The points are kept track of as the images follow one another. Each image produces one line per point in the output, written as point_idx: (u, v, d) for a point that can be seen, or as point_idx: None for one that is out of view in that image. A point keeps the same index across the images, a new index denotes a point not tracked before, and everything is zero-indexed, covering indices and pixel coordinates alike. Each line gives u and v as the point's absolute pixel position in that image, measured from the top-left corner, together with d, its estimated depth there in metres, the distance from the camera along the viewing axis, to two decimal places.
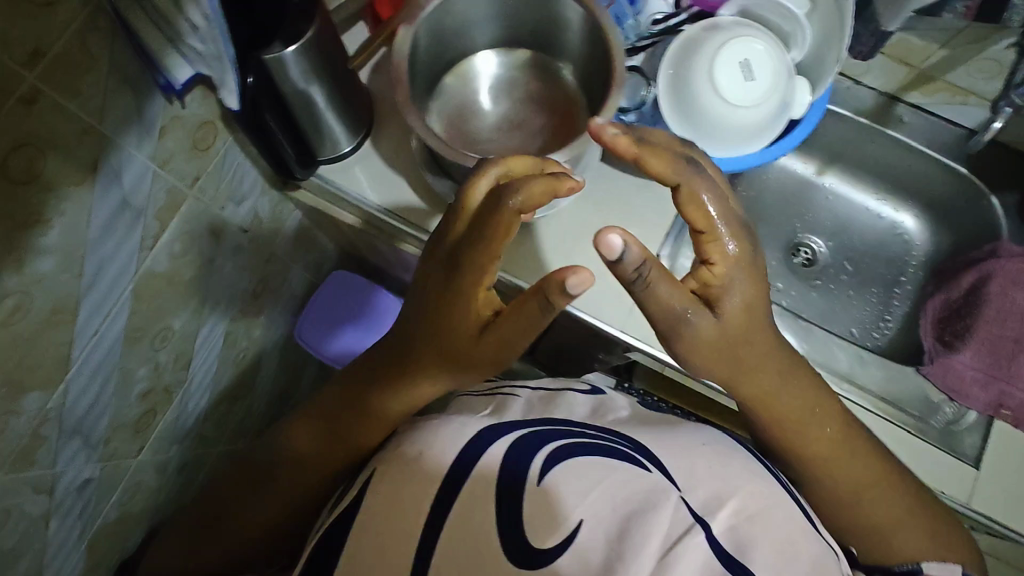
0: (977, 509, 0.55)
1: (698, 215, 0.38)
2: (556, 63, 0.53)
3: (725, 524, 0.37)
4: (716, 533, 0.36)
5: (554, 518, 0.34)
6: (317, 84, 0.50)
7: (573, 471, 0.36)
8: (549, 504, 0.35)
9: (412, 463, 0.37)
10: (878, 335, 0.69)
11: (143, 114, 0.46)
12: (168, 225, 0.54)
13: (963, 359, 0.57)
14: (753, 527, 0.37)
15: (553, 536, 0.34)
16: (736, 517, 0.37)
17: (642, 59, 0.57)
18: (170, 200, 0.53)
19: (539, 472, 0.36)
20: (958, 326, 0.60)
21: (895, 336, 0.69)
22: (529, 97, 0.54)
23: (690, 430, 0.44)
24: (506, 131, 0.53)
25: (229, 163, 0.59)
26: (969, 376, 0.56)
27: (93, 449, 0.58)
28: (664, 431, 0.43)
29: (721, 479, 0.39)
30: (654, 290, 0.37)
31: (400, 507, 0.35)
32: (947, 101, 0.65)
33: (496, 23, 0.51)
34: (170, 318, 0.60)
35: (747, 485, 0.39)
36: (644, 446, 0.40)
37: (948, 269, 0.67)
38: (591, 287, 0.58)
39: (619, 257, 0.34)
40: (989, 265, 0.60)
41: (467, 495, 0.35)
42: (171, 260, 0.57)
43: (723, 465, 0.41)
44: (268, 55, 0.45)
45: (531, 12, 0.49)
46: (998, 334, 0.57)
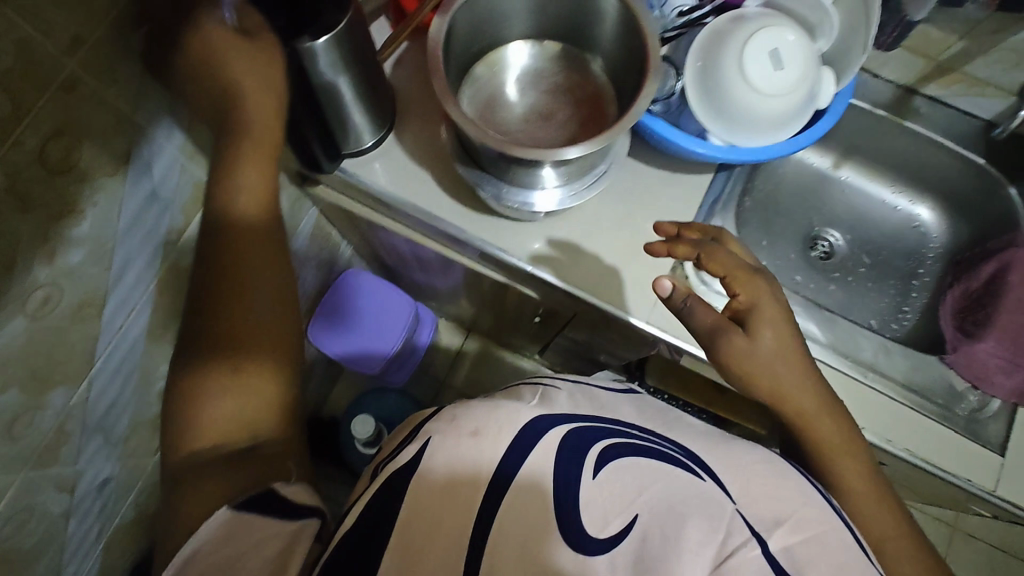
0: (1003, 496, 0.55)
1: (726, 261, 0.48)
2: (585, 55, 0.53)
3: (780, 542, 0.34)
4: (773, 551, 0.33)
5: (605, 513, 0.32)
6: (345, 75, 0.50)
7: (625, 471, 0.33)
8: (601, 497, 0.32)
9: (461, 460, 0.31)
10: (898, 326, 0.69)
11: (174, 107, 0.47)
12: (192, 220, 0.55)
13: (986, 347, 0.59)
14: (810, 548, 0.34)
15: (606, 527, 0.31)
16: (790, 535, 0.35)
17: (668, 51, 0.56)
18: (195, 194, 0.54)
19: (595, 465, 0.33)
20: (980, 315, 0.63)
21: (915, 327, 0.68)
22: (556, 88, 0.54)
23: (743, 445, 0.40)
24: (534, 123, 0.53)
25: None
26: (993, 364, 0.58)
27: (114, 447, 0.59)
28: (714, 440, 0.40)
29: (770, 488, 0.37)
30: (697, 321, 0.47)
31: (451, 494, 0.30)
32: (965, 93, 0.65)
33: (524, 16, 0.51)
34: None
35: (803, 506, 0.37)
36: (698, 456, 0.37)
37: (969, 260, 0.67)
38: (614, 278, 0.58)
39: (668, 294, 0.46)
40: (1007, 255, 0.62)
41: (517, 497, 0.31)
42: (193, 256, 0.58)
43: (776, 478, 0.38)
44: (300, 45, 0.46)
45: (559, 4, 0.50)
46: (1019, 323, 0.60)
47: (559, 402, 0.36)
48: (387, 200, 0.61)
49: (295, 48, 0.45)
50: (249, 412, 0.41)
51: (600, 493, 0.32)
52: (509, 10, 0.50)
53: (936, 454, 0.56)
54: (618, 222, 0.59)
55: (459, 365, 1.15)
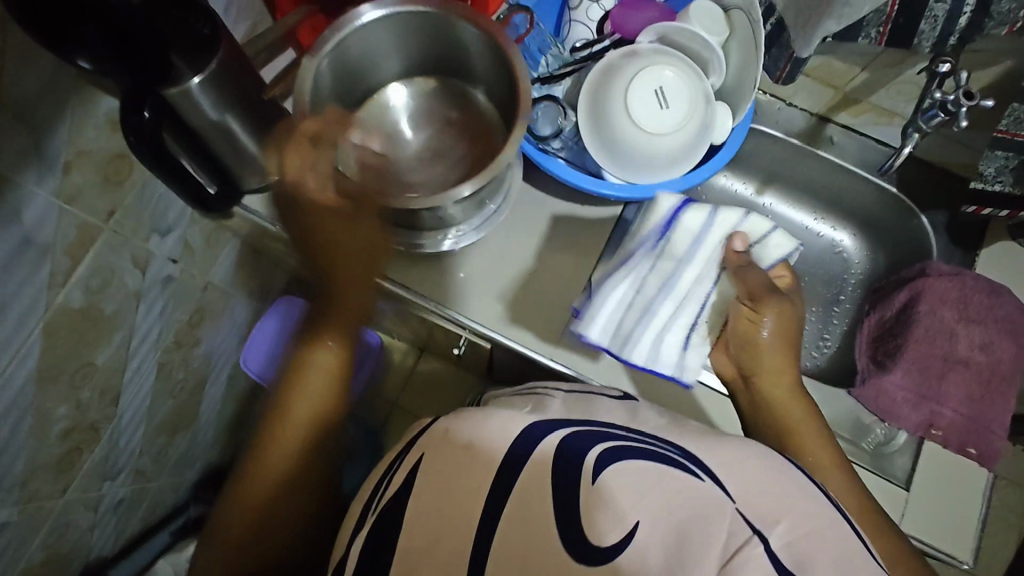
0: (910, 530, 0.55)
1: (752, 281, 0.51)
2: (468, 88, 0.54)
3: (782, 539, 0.33)
4: (775, 548, 0.32)
5: (608, 518, 0.29)
6: (231, 114, 0.50)
7: (631, 473, 0.32)
8: (605, 501, 0.30)
9: (464, 449, 0.32)
10: (816, 355, 0.70)
11: (43, 150, 0.45)
12: (81, 260, 0.53)
13: (894, 380, 0.58)
14: (810, 544, 0.33)
15: (613, 532, 0.29)
16: (789, 532, 0.33)
17: (566, 85, 0.56)
18: (81, 235, 0.52)
19: (595, 467, 0.31)
20: (890, 345, 0.61)
21: (833, 356, 0.68)
22: (448, 125, 0.54)
23: (734, 441, 0.39)
24: (426, 163, 0.53)
25: (149, 194, 0.59)
26: (900, 397, 0.57)
27: (8, 494, 0.57)
28: (705, 439, 0.39)
29: (761, 486, 0.36)
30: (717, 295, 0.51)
31: (452, 493, 0.31)
32: (874, 123, 0.66)
33: (409, 54, 0.51)
34: (91, 355, 0.60)
35: (798, 505, 0.35)
36: (693, 453, 0.36)
37: (884, 288, 0.67)
38: (514, 314, 0.56)
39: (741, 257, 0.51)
40: (919, 283, 0.61)
41: (521, 492, 0.30)
42: (88, 295, 0.56)
43: (776, 476, 0.37)
44: (171, 89, 0.44)
45: (436, 45, 0.50)
46: (927, 353, 0.59)
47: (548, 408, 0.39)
48: None
49: (163, 94, 0.43)
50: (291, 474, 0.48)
51: (603, 492, 0.30)
52: (393, 52, 0.51)
53: None
54: (527, 256, 0.57)
55: (407, 389, 1.14)
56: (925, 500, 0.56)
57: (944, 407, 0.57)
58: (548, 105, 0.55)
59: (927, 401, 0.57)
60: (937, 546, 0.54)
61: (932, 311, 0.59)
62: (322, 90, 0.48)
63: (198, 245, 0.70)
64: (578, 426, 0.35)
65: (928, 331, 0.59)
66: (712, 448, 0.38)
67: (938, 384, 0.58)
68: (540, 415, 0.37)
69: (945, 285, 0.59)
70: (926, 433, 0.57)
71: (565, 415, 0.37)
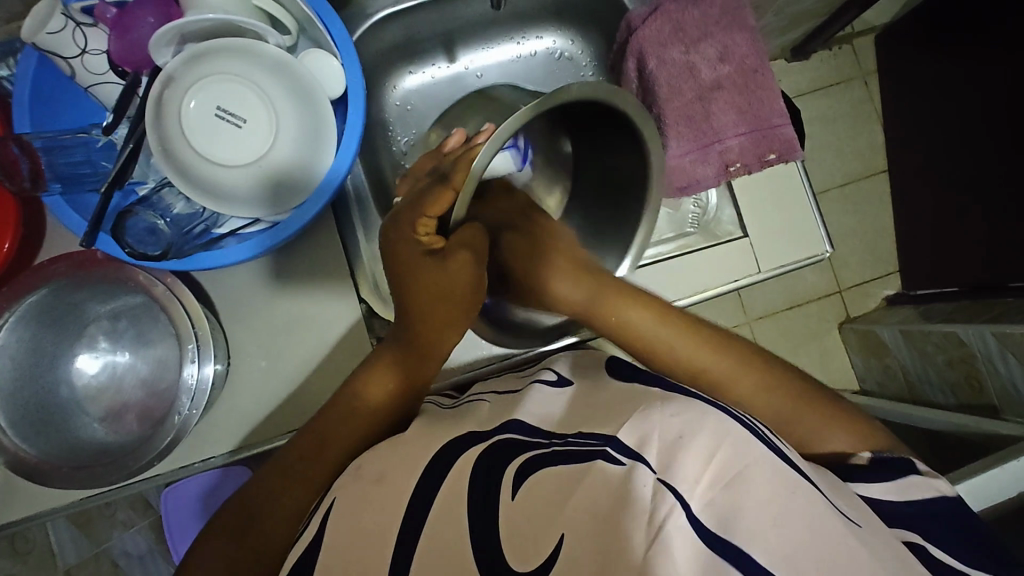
0: (769, 266, 0.79)
1: (467, 237, 0.57)
2: (304, 82, 0.58)
3: (707, 500, 0.35)
4: (699, 511, 0.35)
5: (533, 547, 0.36)
6: (163, 160, 0.56)
7: (546, 481, 0.39)
8: (519, 525, 0.38)
9: (487, 446, 0.45)
10: (694, 213, 0.83)
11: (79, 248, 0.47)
12: (200, 317, 0.63)
13: (707, 175, 0.77)
14: (734, 496, 0.36)
15: (536, 557, 0.36)
16: (714, 491, 0.36)
17: (340, 86, 0.61)
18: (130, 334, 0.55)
19: (512, 489, 0.40)
20: (739, 164, 0.76)
21: (728, 213, 0.81)
22: (278, 114, 0.58)
23: (661, 403, 0.43)
24: (251, 144, 0.58)
25: (99, 282, 0.64)
26: (696, 168, 0.76)
27: None
28: (653, 403, 0.44)
29: (680, 442, 0.38)
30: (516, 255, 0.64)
31: (516, 526, 0.38)
32: (733, 37, 0.76)
33: (245, 81, 0.58)
34: (153, 440, 0.62)
35: (721, 451, 0.38)
36: (613, 435, 0.41)
37: (765, 165, 0.78)
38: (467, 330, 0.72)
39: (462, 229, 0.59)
40: (786, 149, 0.76)
41: (446, 504, 0.41)
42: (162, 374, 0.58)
43: (708, 429, 0.40)
44: (186, 152, 0.57)
45: (288, 79, 0.58)
46: (751, 151, 0.76)
47: (615, 393, 0.49)
48: (312, 283, 0.68)
49: (187, 163, 0.57)
50: (342, 441, 0.56)
51: (519, 510, 0.38)
52: (231, 71, 0.57)
53: (704, 276, 0.78)
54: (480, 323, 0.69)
55: None
56: (778, 242, 0.80)
57: (737, 161, 0.76)
58: (333, 95, 0.61)
59: (729, 158, 0.76)
60: (808, 255, 0.80)
61: (780, 157, 0.76)
62: (234, 133, 0.58)
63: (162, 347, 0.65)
64: (518, 434, 0.45)
65: (753, 139, 0.75)
66: (633, 423, 0.41)
67: (756, 148, 0.76)
68: (509, 416, 0.48)
69: (787, 134, 0.75)
70: (727, 173, 0.76)
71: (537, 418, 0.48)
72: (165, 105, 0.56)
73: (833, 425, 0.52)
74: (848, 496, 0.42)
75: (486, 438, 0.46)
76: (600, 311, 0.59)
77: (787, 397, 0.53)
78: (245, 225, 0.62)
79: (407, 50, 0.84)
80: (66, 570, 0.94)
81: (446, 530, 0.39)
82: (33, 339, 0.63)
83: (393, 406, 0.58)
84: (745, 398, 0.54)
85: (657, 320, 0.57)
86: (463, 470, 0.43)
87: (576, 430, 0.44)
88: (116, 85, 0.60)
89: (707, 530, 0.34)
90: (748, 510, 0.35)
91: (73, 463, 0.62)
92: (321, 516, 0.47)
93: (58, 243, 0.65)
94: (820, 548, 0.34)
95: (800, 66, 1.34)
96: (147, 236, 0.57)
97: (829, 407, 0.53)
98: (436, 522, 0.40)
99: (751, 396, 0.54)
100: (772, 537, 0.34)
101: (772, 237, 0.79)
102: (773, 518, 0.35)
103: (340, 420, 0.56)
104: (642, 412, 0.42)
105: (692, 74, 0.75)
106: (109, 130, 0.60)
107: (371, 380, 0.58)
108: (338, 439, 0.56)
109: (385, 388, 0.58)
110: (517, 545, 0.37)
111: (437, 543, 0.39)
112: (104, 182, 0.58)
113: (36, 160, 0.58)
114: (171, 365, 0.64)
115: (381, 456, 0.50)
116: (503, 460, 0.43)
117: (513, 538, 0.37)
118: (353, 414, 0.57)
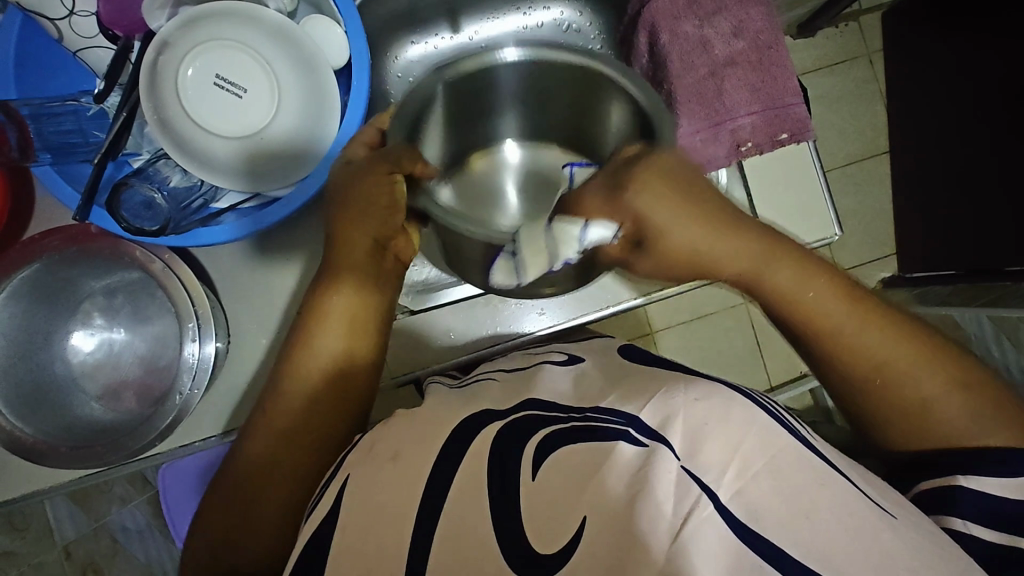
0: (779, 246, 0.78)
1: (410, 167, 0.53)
2: (306, 49, 0.56)
3: (732, 489, 0.36)
4: (726, 502, 0.35)
5: (555, 532, 0.36)
6: (159, 131, 0.54)
7: (568, 462, 0.38)
8: (542, 506, 0.37)
9: (503, 422, 0.44)
10: None
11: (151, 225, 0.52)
12: (200, 294, 0.61)
13: (720, 155, 0.74)
14: (759, 487, 0.36)
15: (557, 541, 0.35)
16: (739, 480, 0.36)
17: (345, 55, 0.58)
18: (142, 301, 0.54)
19: (533, 468, 0.39)
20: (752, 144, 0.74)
21: (738, 193, 0.79)
22: (279, 83, 0.56)
23: (688, 385, 0.43)
24: (250, 116, 0.56)
25: (91, 256, 0.62)
26: (706, 147, 0.73)
27: None
28: (675, 385, 0.43)
29: (705, 430, 0.38)
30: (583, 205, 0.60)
31: (539, 509, 0.37)
32: (747, 11, 0.73)
33: (244, 48, 0.55)
34: (153, 419, 0.60)
35: (749, 439, 0.38)
36: (638, 416, 0.40)
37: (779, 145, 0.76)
38: (475, 305, 0.70)
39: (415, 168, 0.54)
40: (800, 128, 0.75)
41: (460, 488, 0.40)
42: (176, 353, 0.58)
43: (737, 416, 0.40)
44: (183, 122, 0.54)
45: (289, 46, 0.56)
46: (765, 130, 0.74)
47: (627, 377, 0.48)
48: (313, 261, 0.66)
49: (184, 133, 0.54)
50: (298, 408, 0.51)
51: (540, 492, 0.38)
52: (229, 36, 0.55)
53: None
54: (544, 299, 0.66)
55: None
56: (788, 222, 0.78)
57: (748, 140, 0.74)
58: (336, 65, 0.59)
59: (739, 137, 0.73)
60: (819, 237, 0.78)
61: (794, 136, 0.74)
62: (233, 102, 0.56)
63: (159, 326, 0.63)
64: (532, 411, 0.44)
65: (766, 116, 0.73)
66: (658, 402, 0.41)
67: (770, 127, 0.74)
68: (521, 396, 0.47)
69: (801, 112, 0.74)
70: (738, 153, 0.74)
71: (551, 396, 0.46)
72: (160, 72, 0.54)
73: (995, 417, 0.47)
74: (873, 481, 0.41)
75: (504, 415, 0.45)
76: (701, 252, 0.52)
77: (935, 372, 0.48)
78: (245, 200, 0.59)
79: (408, 17, 0.81)
80: (64, 545, 0.95)
81: (454, 512, 0.38)
82: (25, 316, 0.61)
83: (337, 376, 0.53)
84: (889, 373, 0.49)
85: (800, 274, 0.51)
86: (479, 451, 0.41)
87: (593, 405, 0.43)
88: (107, 50, 0.57)
89: (733, 521, 0.34)
90: (775, 502, 0.35)
91: (72, 442, 0.61)
92: (335, 489, 0.45)
93: (48, 216, 0.63)
94: (845, 540, 0.34)
95: (806, 42, 1.30)
96: (143, 210, 0.54)
97: (988, 394, 0.48)
98: (449, 505, 0.39)
99: (894, 364, 0.49)
100: (797, 527, 0.34)
101: (782, 216, 0.78)
102: (799, 513, 0.35)
103: (289, 385, 0.52)
104: (666, 393, 0.42)
105: (705, 48, 0.73)
106: (102, 97, 0.57)
107: (316, 325, 0.54)
108: (293, 408, 0.51)
109: (332, 349, 0.53)
110: (539, 525, 0.36)
111: (450, 524, 0.38)
112: (97, 153, 0.55)
113: (25, 129, 0.54)
114: (171, 341, 0.63)
115: (386, 434, 0.47)
116: (521, 435, 0.42)
117: (533, 519, 0.37)
118: (297, 381, 0.52)
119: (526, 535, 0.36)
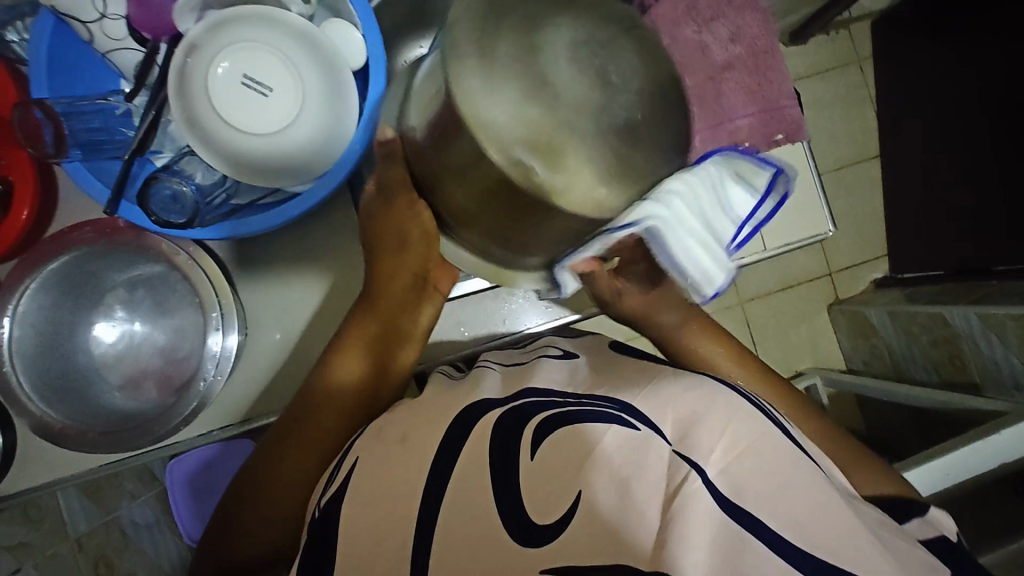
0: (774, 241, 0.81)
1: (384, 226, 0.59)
2: (328, 51, 0.58)
3: (719, 466, 0.38)
4: (712, 476, 0.37)
5: (548, 508, 0.38)
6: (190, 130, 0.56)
7: (560, 446, 0.41)
8: (539, 486, 0.39)
9: (506, 407, 0.46)
10: None
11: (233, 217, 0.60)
12: (224, 291, 0.64)
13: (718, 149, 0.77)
14: (743, 464, 0.38)
15: (552, 514, 0.38)
16: (724, 459, 0.39)
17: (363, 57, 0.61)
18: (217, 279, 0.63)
19: (531, 448, 0.41)
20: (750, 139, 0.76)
21: None
22: (302, 83, 0.58)
23: (676, 380, 0.46)
24: (274, 114, 0.58)
25: (114, 250, 0.64)
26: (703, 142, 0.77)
27: None
28: (664, 381, 0.47)
29: (693, 417, 0.42)
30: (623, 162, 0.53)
31: (536, 488, 0.39)
32: (744, 19, 0.77)
33: (269, 50, 0.58)
34: (176, 407, 0.63)
35: (731, 424, 0.41)
36: (632, 406, 0.44)
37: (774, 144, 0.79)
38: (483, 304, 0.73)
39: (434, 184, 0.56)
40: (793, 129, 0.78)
41: (465, 466, 0.42)
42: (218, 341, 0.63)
43: (719, 406, 0.43)
44: (210, 119, 0.57)
45: (312, 47, 0.58)
46: (761, 130, 0.77)
47: (628, 369, 0.52)
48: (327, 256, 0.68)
49: (212, 131, 0.57)
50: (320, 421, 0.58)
51: (537, 473, 0.40)
52: (256, 39, 0.57)
53: None
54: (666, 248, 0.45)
55: None
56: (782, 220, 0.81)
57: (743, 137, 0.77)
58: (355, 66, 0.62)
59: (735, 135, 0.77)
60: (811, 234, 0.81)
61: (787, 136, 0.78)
62: (258, 102, 0.58)
63: (183, 318, 0.65)
64: (529, 399, 0.47)
65: (762, 117, 0.77)
66: (647, 394, 0.45)
67: (765, 127, 0.77)
68: (525, 385, 0.50)
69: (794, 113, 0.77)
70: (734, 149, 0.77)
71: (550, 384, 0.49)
72: (190, 72, 0.56)
73: (864, 470, 0.54)
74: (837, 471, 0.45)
75: (506, 402, 0.47)
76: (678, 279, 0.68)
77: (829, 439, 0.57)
78: (264, 197, 0.62)
79: (418, 22, 0.84)
80: (78, 538, 0.93)
81: (466, 486, 0.41)
82: (51, 308, 0.63)
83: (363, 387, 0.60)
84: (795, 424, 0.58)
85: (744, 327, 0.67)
86: (483, 431, 0.44)
87: (594, 394, 0.46)
88: (135, 51, 0.59)
89: (720, 495, 0.36)
90: (754, 478, 0.38)
91: (97, 429, 0.62)
92: (344, 474, 0.48)
93: (73, 211, 0.65)
94: (820, 511, 0.37)
95: (799, 50, 1.34)
96: (171, 204, 0.58)
97: (872, 465, 0.55)
98: (455, 481, 0.41)
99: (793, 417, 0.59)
100: (779, 498, 0.37)
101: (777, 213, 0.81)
102: (780, 486, 0.37)
103: (324, 393, 0.59)
104: (657, 386, 0.46)
105: (704, 52, 0.76)
106: (130, 97, 0.60)
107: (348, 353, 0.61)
108: (322, 414, 0.58)
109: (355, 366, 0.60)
110: (537, 502, 0.38)
111: (460, 500, 0.40)
112: (127, 151, 0.58)
113: (60, 126, 0.57)
114: (191, 332, 0.65)
115: (395, 418, 0.51)
116: (519, 424, 0.44)
117: (532, 498, 0.39)
118: (329, 397, 0.59)
119: (526, 513, 0.38)
